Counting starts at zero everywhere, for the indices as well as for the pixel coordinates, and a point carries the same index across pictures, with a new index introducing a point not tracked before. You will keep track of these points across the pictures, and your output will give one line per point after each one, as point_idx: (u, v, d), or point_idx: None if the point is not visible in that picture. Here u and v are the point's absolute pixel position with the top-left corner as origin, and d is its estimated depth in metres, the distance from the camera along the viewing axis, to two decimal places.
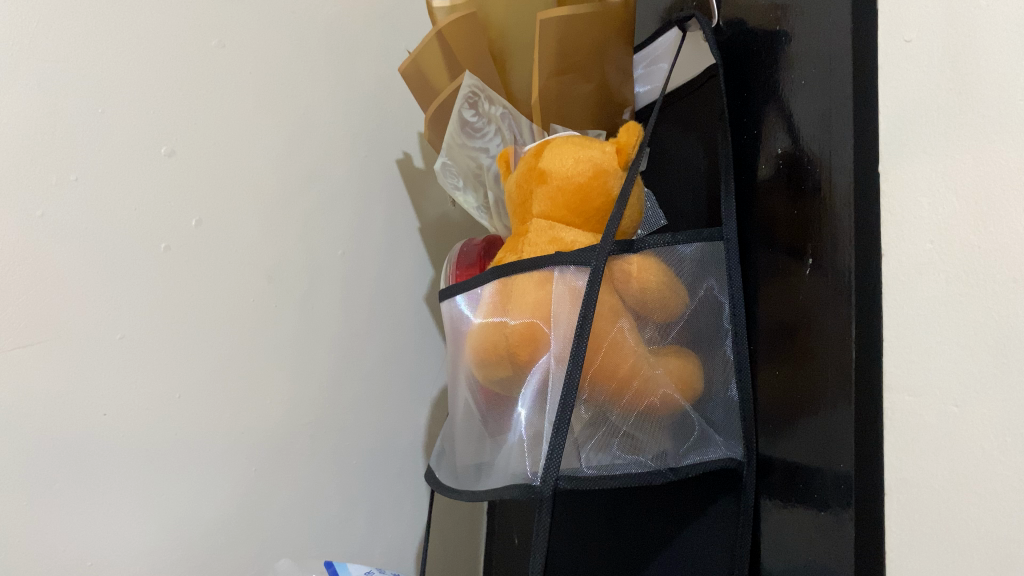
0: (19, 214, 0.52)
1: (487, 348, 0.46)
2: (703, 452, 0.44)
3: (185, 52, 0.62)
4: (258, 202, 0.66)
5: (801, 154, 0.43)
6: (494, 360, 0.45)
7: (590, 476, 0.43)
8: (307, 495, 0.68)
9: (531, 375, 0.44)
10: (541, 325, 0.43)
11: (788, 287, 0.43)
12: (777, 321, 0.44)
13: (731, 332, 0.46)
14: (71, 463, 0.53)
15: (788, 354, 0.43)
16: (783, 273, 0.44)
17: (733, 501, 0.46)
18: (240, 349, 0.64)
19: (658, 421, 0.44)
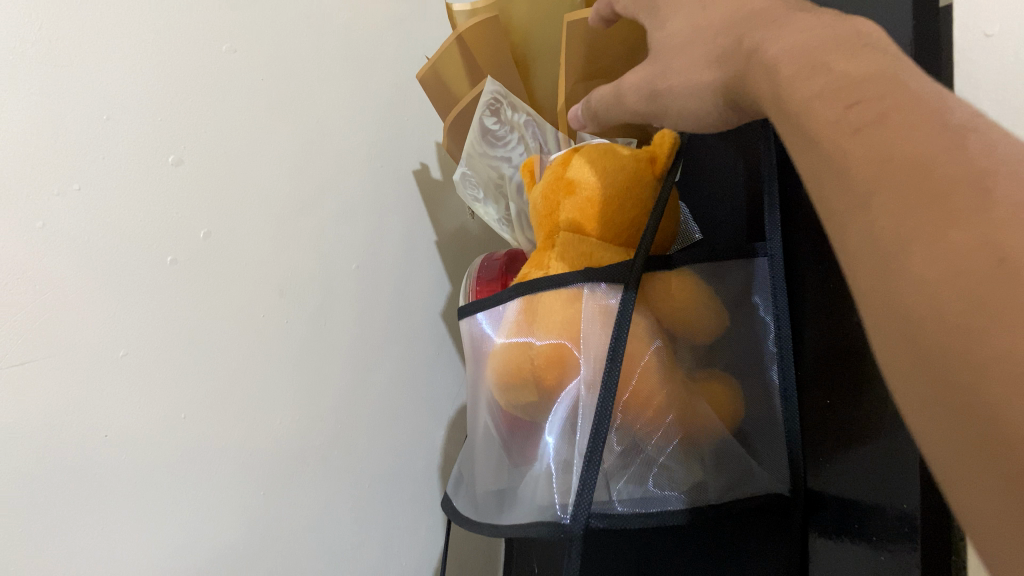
0: (22, 225, 0.49)
1: (510, 371, 0.42)
2: (746, 488, 0.42)
3: (197, 57, 0.60)
4: (271, 213, 0.64)
5: None
6: (518, 384, 0.42)
7: (625, 514, 0.41)
8: (318, 519, 0.65)
9: (558, 401, 0.42)
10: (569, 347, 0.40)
11: (842, 307, 0.40)
12: (831, 344, 0.41)
13: (777, 355, 0.42)
14: (72, 487, 0.50)
15: (841, 375, 0.40)
16: (837, 291, 0.41)
17: (785, 548, 0.43)
18: (250, 366, 0.61)
19: (699, 452, 0.42)
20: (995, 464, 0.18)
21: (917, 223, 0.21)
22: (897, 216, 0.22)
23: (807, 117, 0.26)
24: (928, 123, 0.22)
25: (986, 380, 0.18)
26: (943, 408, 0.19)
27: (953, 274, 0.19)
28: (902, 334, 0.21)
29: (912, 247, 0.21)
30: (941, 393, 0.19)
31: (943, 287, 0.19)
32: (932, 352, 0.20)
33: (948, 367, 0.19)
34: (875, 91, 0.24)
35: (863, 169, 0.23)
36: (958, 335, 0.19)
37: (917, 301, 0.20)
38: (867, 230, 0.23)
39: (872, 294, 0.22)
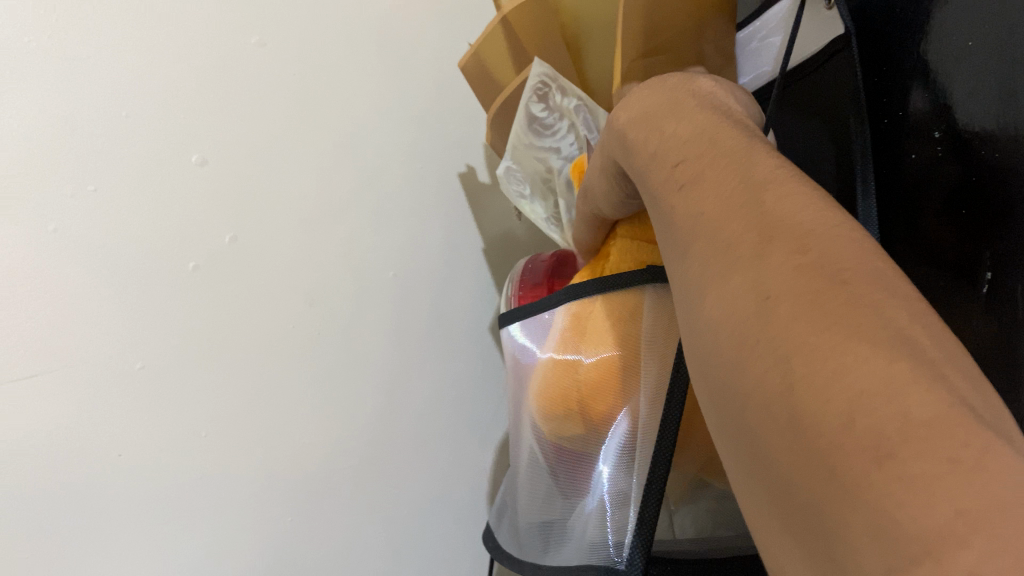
0: (29, 226, 0.45)
1: (555, 395, 0.38)
2: None
3: (223, 51, 0.55)
4: (302, 217, 0.59)
5: (970, 137, 0.34)
6: (562, 409, 0.38)
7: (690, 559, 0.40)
8: (352, 547, 0.60)
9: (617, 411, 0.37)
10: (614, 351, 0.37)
11: (957, 312, 0.35)
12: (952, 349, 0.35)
13: None
14: (79, 513, 0.46)
15: None
16: (950, 294, 0.35)
17: None
18: (279, 381, 0.57)
19: None
20: (780, 499, 0.18)
21: (717, 270, 0.22)
22: (704, 267, 0.23)
23: (655, 168, 0.28)
24: (731, 188, 0.23)
25: (770, 414, 0.19)
26: (747, 448, 0.20)
27: (740, 314, 0.20)
28: (714, 375, 0.21)
29: (705, 297, 0.22)
30: (734, 431, 0.21)
31: (728, 324, 0.21)
32: (732, 392, 0.20)
33: (735, 406, 0.20)
34: (697, 147, 0.26)
35: (686, 221, 0.25)
36: (737, 376, 0.20)
37: (719, 343, 0.21)
38: (687, 276, 0.24)
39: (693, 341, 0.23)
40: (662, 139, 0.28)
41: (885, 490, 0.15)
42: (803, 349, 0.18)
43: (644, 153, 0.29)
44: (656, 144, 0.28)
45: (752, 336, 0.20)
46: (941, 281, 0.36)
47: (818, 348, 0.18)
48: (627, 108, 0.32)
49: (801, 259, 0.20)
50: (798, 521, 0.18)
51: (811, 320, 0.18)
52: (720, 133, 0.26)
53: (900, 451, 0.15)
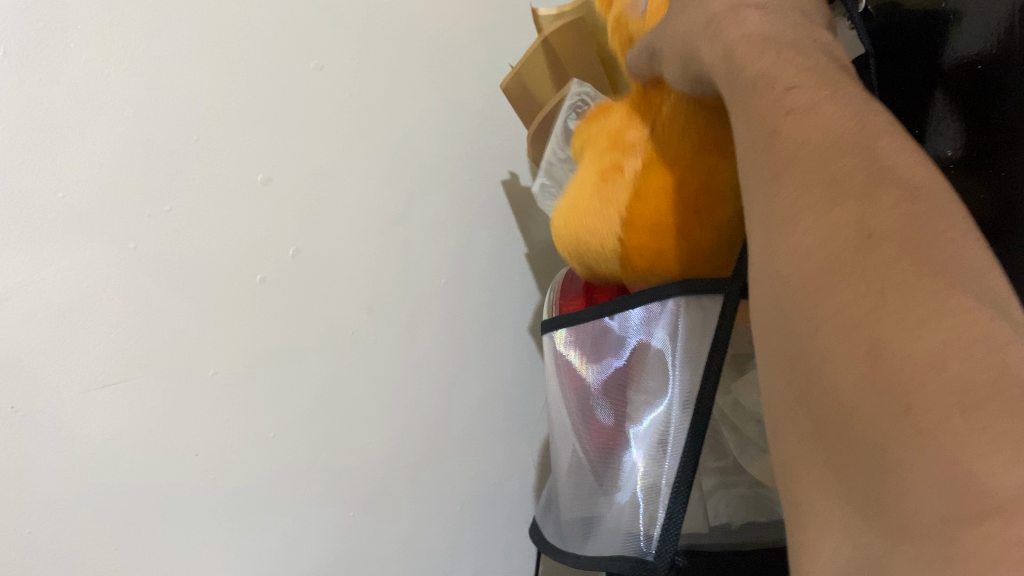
0: (114, 246, 0.49)
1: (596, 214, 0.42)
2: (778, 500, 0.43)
3: (285, 74, 0.59)
4: (358, 229, 0.63)
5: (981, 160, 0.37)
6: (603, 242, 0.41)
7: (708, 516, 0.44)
8: (409, 539, 0.65)
9: (648, 411, 0.41)
10: (654, 344, 0.40)
11: None
12: None
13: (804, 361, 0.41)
14: (162, 510, 0.51)
15: None
16: None
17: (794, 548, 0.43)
18: (341, 385, 0.60)
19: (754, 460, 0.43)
20: (826, 420, 0.21)
21: (797, 200, 0.23)
22: (779, 193, 0.24)
23: (753, 82, 0.27)
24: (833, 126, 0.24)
25: (835, 340, 0.21)
26: (795, 361, 0.22)
27: (825, 243, 0.22)
28: (776, 293, 0.23)
29: (780, 221, 0.24)
30: (787, 348, 0.23)
31: (816, 247, 0.22)
32: (796, 310, 0.22)
33: (803, 327, 0.22)
34: (806, 79, 0.26)
35: (776, 141, 0.25)
36: (807, 299, 0.22)
37: (789, 263, 0.23)
38: (764, 192, 0.25)
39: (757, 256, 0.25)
40: (773, 56, 0.27)
41: (964, 435, 0.17)
42: (890, 287, 0.20)
43: (747, 70, 0.28)
44: (766, 63, 0.27)
45: (839, 264, 0.21)
46: None
47: (915, 289, 0.19)
48: (737, 26, 0.30)
49: (908, 208, 0.21)
50: (840, 435, 0.20)
51: (913, 264, 0.20)
52: (830, 72, 0.26)
53: (984, 402, 0.18)
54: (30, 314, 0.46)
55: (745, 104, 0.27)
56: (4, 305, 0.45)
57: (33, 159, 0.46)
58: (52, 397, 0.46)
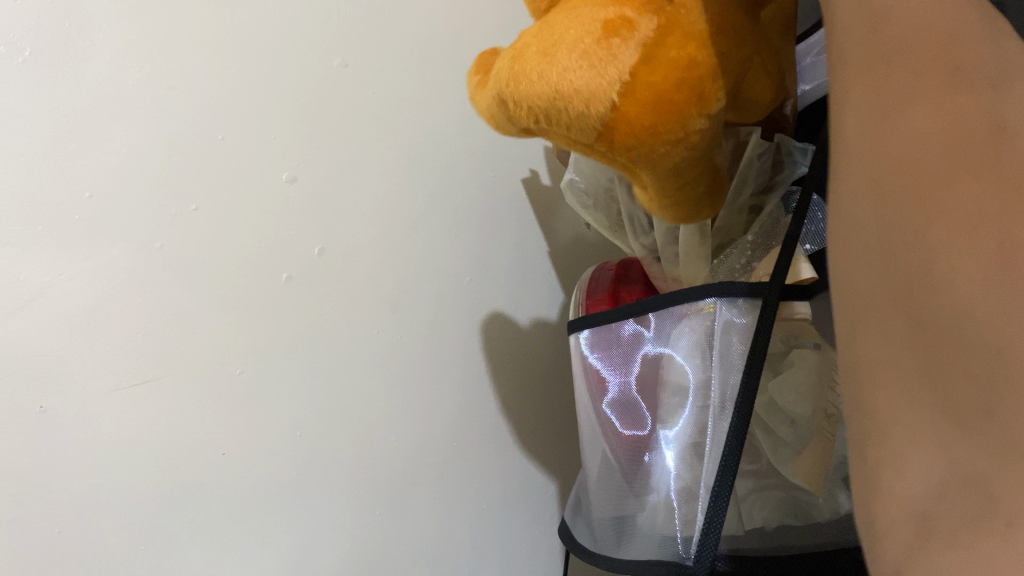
0: (139, 246, 0.49)
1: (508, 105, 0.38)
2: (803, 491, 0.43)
3: (308, 73, 0.59)
4: (382, 227, 0.63)
5: None
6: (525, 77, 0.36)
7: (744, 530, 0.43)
8: (435, 537, 0.65)
9: (683, 413, 0.41)
10: (690, 346, 0.40)
11: None
12: None
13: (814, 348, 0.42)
14: (191, 509, 0.51)
15: None
16: None
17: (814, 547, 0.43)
18: (366, 383, 0.60)
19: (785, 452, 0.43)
20: (936, 325, 0.20)
21: (905, 81, 0.22)
22: (888, 91, 0.23)
23: None
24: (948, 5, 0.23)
25: (942, 220, 0.20)
26: (883, 244, 0.22)
27: (949, 120, 0.21)
28: (873, 175, 0.22)
29: (880, 104, 0.23)
30: (881, 236, 0.22)
31: (935, 139, 0.21)
32: (903, 191, 0.21)
33: (909, 218, 0.21)
34: None
35: (871, 21, 0.24)
36: (915, 176, 0.21)
37: (892, 140, 0.22)
38: (858, 82, 0.24)
39: (841, 142, 0.24)
40: None
41: None
42: None
43: None
44: None
45: (953, 135, 0.21)
46: None
47: None
48: None
49: None
50: (940, 329, 0.20)
51: None
52: None
53: None
54: (57, 314, 0.46)
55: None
56: (32, 306, 0.45)
57: (58, 159, 0.46)
58: (80, 397, 0.46)
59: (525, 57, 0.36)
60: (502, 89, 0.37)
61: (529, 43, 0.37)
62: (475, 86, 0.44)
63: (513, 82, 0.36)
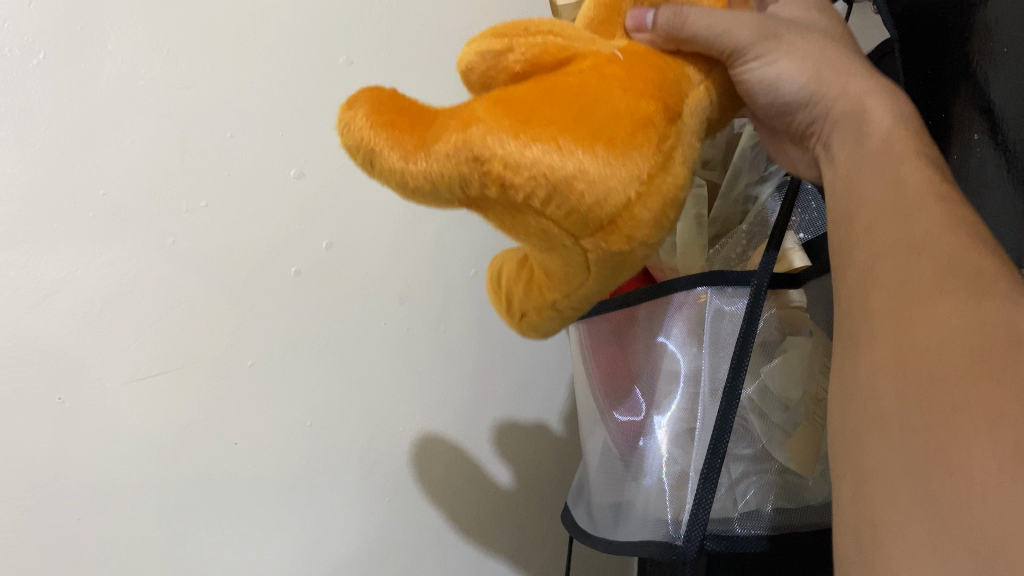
0: (153, 241, 0.51)
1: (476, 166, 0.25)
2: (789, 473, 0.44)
3: (316, 70, 0.60)
4: (391, 220, 0.64)
5: (1001, 135, 0.41)
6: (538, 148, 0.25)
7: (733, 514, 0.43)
8: (442, 524, 0.66)
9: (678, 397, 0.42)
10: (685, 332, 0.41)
11: None
12: None
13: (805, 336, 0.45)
14: (206, 495, 0.52)
15: None
16: None
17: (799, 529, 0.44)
18: (375, 374, 0.62)
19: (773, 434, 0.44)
20: (945, 500, 0.23)
21: (923, 294, 0.28)
22: (938, 303, 0.27)
23: (913, 203, 0.32)
24: (969, 249, 0.29)
25: (940, 404, 0.24)
26: (895, 418, 0.26)
27: (972, 330, 0.25)
28: (903, 370, 0.27)
29: (897, 310, 0.28)
30: (919, 425, 0.25)
31: (946, 334, 0.26)
32: (906, 379, 0.26)
33: (937, 406, 0.24)
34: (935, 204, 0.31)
35: (914, 245, 0.30)
36: (948, 380, 0.25)
37: (908, 338, 0.27)
38: (904, 289, 0.29)
39: (883, 337, 0.28)
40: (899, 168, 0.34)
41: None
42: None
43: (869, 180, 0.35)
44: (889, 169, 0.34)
45: (954, 339, 0.25)
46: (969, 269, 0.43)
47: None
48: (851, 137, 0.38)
49: None
50: (944, 497, 0.23)
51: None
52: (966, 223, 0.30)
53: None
54: (74, 308, 0.47)
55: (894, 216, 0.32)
56: (50, 300, 0.46)
57: (74, 159, 0.48)
58: (97, 388, 0.48)
59: (537, 114, 0.25)
60: (486, 145, 0.24)
61: (533, 99, 0.26)
62: (364, 103, 0.27)
63: (518, 137, 0.24)
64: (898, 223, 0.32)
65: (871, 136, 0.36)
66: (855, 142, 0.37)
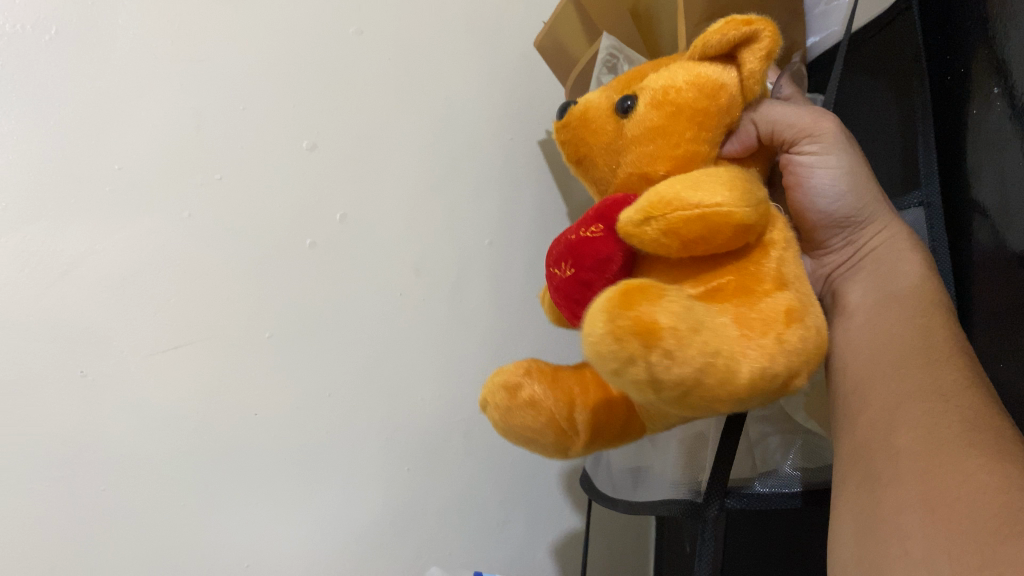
0: (168, 214, 0.51)
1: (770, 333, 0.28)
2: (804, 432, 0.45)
3: (324, 40, 0.60)
4: (406, 191, 0.64)
5: (1012, 87, 0.41)
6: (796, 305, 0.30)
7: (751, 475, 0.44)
8: (463, 494, 0.66)
9: None
10: None
11: (996, 266, 0.41)
12: (996, 282, 0.41)
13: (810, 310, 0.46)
14: (229, 465, 0.53)
15: (993, 316, 0.41)
16: (991, 236, 0.42)
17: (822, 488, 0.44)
18: (391, 345, 0.62)
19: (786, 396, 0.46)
20: None
21: (947, 447, 0.29)
22: (941, 442, 0.30)
23: (925, 347, 0.35)
24: (989, 410, 0.31)
25: (958, 534, 0.27)
26: (922, 561, 0.27)
27: (972, 471, 0.28)
28: (928, 511, 0.28)
29: (916, 456, 0.30)
30: (926, 551, 0.27)
31: (950, 471, 0.29)
32: (933, 522, 0.28)
33: (945, 536, 0.27)
34: (946, 345, 0.35)
35: (926, 383, 0.33)
36: (956, 517, 0.27)
37: (933, 484, 0.29)
38: (910, 426, 0.32)
39: (887, 468, 0.31)
40: (914, 321, 0.37)
41: None
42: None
43: (896, 327, 0.37)
44: (902, 330, 0.37)
45: (980, 491, 0.27)
46: (982, 226, 0.43)
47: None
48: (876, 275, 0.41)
49: None
50: None
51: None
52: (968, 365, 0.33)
53: None
54: (95, 281, 0.48)
55: (915, 350, 0.35)
56: (71, 274, 0.47)
57: (87, 132, 0.48)
58: (120, 358, 0.49)
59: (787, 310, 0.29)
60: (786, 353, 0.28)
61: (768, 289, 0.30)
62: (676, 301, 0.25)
63: (800, 338, 0.29)
64: (911, 364, 0.35)
65: (902, 278, 0.40)
66: (879, 282, 0.40)
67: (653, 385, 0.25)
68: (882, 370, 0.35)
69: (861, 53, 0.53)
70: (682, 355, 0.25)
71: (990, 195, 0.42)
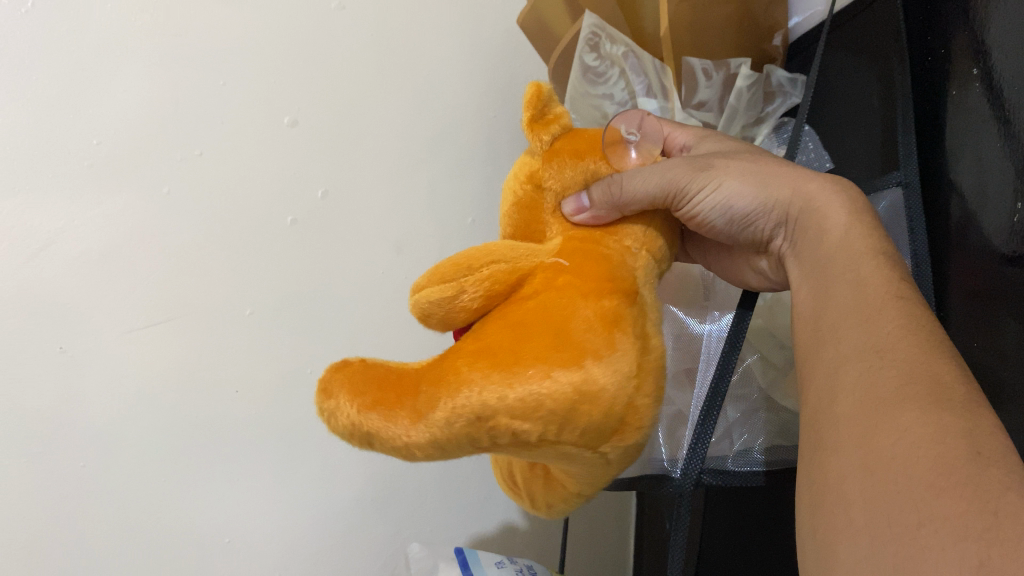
0: (148, 190, 0.51)
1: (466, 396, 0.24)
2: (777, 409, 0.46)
3: (304, 14, 0.59)
4: (387, 169, 0.64)
5: (994, 71, 0.41)
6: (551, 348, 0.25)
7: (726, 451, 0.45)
8: (444, 472, 0.66)
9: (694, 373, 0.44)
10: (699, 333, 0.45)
11: (970, 250, 0.42)
12: (971, 267, 0.41)
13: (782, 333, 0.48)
14: (208, 442, 0.53)
15: (966, 301, 0.42)
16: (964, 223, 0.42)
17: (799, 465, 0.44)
18: (372, 322, 0.62)
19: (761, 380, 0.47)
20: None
21: (884, 405, 0.27)
22: (882, 403, 0.27)
23: (863, 302, 0.32)
24: (934, 358, 0.28)
25: (903, 494, 0.24)
26: (864, 528, 0.24)
27: (923, 425, 0.25)
28: (869, 473, 0.25)
29: (854, 417, 0.28)
30: (870, 519, 0.24)
31: (894, 431, 0.26)
32: (873, 484, 0.25)
33: (890, 498, 0.24)
34: (880, 297, 0.32)
35: (863, 344, 0.30)
36: (900, 478, 0.24)
37: (873, 444, 0.26)
38: (848, 391, 0.29)
39: (828, 436, 0.28)
40: (854, 274, 0.34)
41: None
42: (985, 483, 0.22)
43: (834, 286, 0.34)
44: (842, 287, 0.34)
45: (922, 446, 0.24)
46: (957, 211, 0.43)
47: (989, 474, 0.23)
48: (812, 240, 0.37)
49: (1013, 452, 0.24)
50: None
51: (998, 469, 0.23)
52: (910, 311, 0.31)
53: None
54: (72, 259, 0.47)
55: (851, 310, 0.32)
56: (49, 250, 0.47)
57: (63, 108, 0.47)
58: (96, 335, 0.48)
59: (514, 360, 0.25)
60: (491, 406, 0.24)
61: (523, 329, 0.26)
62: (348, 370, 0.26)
63: (514, 390, 0.24)
64: (845, 331, 0.31)
65: (829, 236, 0.36)
66: (815, 248, 0.37)
67: (361, 441, 0.25)
68: (824, 350, 0.32)
69: (843, 31, 0.53)
70: (333, 404, 0.25)
71: (969, 177, 0.42)
